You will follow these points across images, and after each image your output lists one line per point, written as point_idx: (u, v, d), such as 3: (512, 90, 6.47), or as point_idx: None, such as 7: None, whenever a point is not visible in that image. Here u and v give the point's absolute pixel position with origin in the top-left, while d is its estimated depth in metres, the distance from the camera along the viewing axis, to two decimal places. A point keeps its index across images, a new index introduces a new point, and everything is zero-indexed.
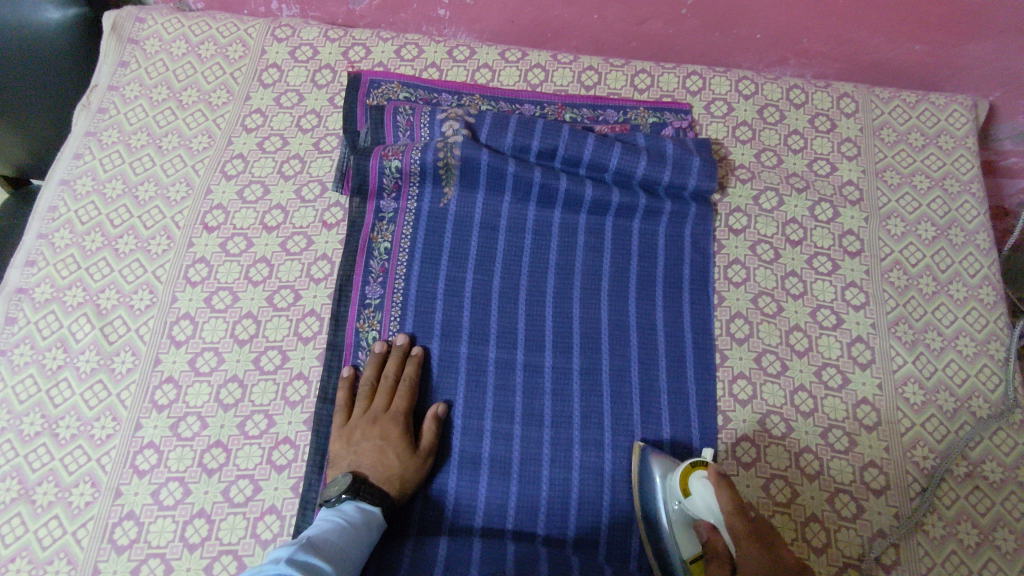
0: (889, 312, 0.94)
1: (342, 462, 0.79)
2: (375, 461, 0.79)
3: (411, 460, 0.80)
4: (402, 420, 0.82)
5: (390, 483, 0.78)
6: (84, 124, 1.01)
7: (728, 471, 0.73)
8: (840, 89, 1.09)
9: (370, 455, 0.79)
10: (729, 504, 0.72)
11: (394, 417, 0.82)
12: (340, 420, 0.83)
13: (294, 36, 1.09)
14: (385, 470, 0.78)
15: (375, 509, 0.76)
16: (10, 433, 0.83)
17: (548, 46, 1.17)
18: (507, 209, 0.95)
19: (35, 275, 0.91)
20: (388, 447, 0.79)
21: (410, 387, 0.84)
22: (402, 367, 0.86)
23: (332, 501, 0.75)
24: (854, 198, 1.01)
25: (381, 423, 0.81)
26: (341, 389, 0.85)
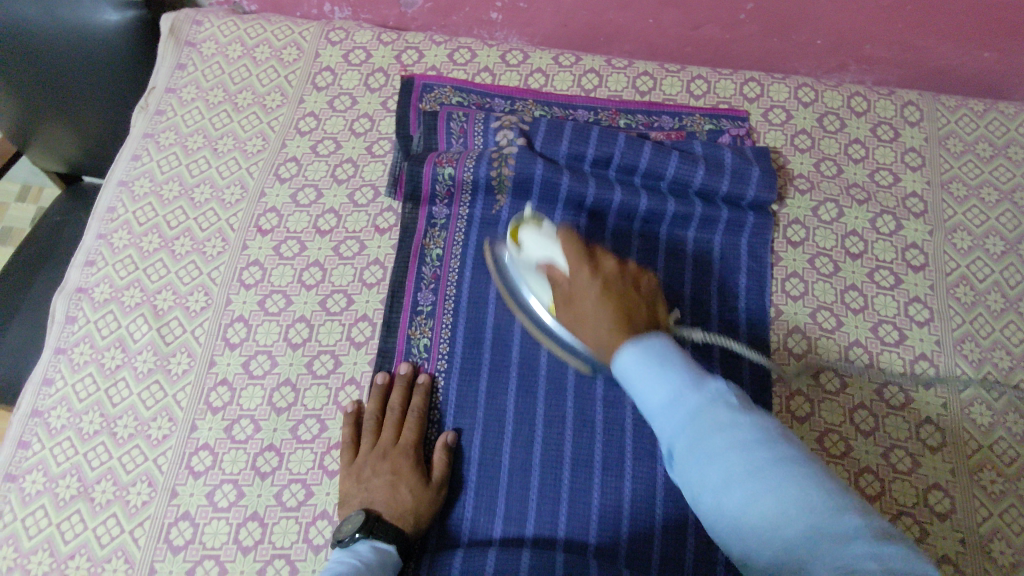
0: (955, 329, 0.91)
1: (353, 499, 0.78)
2: (388, 498, 0.77)
3: (424, 493, 0.78)
4: (411, 453, 0.81)
5: (404, 519, 0.77)
6: (142, 126, 1.03)
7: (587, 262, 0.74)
8: (904, 97, 1.06)
9: (381, 490, 0.78)
10: (596, 291, 0.71)
11: (404, 450, 0.81)
12: (349, 458, 0.81)
13: (348, 39, 1.09)
14: (398, 505, 0.77)
15: (389, 548, 0.74)
16: (70, 431, 0.84)
17: (601, 50, 1.15)
18: (560, 217, 0.94)
19: (94, 274, 0.93)
20: (400, 481, 0.78)
21: (418, 418, 0.83)
22: (408, 398, 0.85)
23: (346, 541, 0.73)
24: (918, 210, 0.98)
25: (391, 456, 0.80)
26: (347, 425, 0.83)
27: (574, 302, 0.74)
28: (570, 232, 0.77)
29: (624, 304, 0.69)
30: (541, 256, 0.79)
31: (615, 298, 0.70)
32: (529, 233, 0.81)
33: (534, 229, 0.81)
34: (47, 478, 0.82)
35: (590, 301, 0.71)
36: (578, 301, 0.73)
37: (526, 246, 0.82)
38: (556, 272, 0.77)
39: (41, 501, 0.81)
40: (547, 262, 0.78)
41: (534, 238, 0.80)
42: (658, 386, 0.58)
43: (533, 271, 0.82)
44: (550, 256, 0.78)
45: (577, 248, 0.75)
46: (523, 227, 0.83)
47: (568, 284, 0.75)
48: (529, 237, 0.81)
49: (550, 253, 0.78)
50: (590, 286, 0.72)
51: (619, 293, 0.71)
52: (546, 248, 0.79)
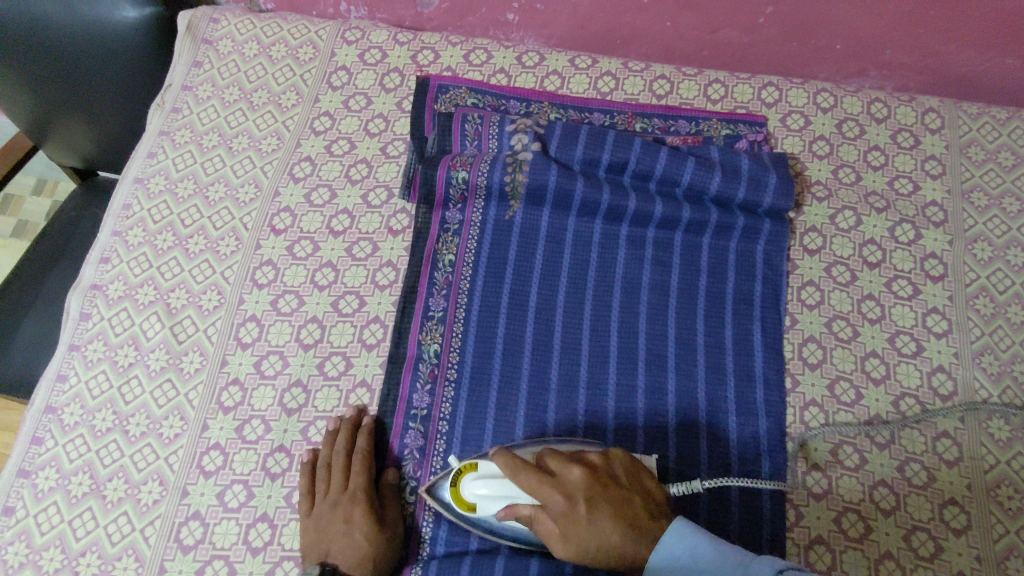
0: (973, 341, 0.89)
1: (310, 551, 0.76)
2: (345, 545, 0.75)
3: (381, 532, 0.76)
4: (362, 498, 0.78)
5: (365, 562, 0.74)
6: (158, 123, 1.03)
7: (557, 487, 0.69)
8: (924, 104, 1.04)
9: (337, 539, 0.76)
10: (581, 506, 0.68)
11: (355, 494, 0.78)
12: (305, 507, 0.79)
13: (364, 38, 1.09)
14: (356, 550, 0.75)
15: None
16: (83, 428, 0.84)
17: (617, 53, 1.14)
18: (574, 221, 0.94)
19: (109, 272, 0.93)
20: (353, 528, 0.76)
21: (365, 458, 0.81)
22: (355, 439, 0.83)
23: None
24: (938, 219, 0.97)
25: (343, 502, 0.78)
26: (301, 475, 0.81)
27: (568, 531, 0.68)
28: (522, 466, 0.71)
29: (619, 521, 0.68)
30: (493, 506, 0.74)
31: (605, 498, 0.69)
32: (483, 473, 0.75)
33: (477, 477, 0.75)
34: (60, 474, 0.82)
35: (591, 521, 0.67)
36: (569, 528, 0.68)
37: (479, 506, 0.75)
38: (530, 519, 0.71)
39: (53, 498, 0.81)
40: (513, 505, 0.72)
41: (491, 483, 0.74)
42: (671, 546, 0.66)
43: (489, 513, 0.75)
44: (511, 496, 0.73)
45: (551, 480, 0.70)
46: (468, 473, 0.76)
47: (543, 511, 0.70)
48: (481, 477, 0.75)
49: (514, 494, 0.72)
50: (580, 522, 0.67)
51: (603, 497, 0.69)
52: (503, 495, 0.73)
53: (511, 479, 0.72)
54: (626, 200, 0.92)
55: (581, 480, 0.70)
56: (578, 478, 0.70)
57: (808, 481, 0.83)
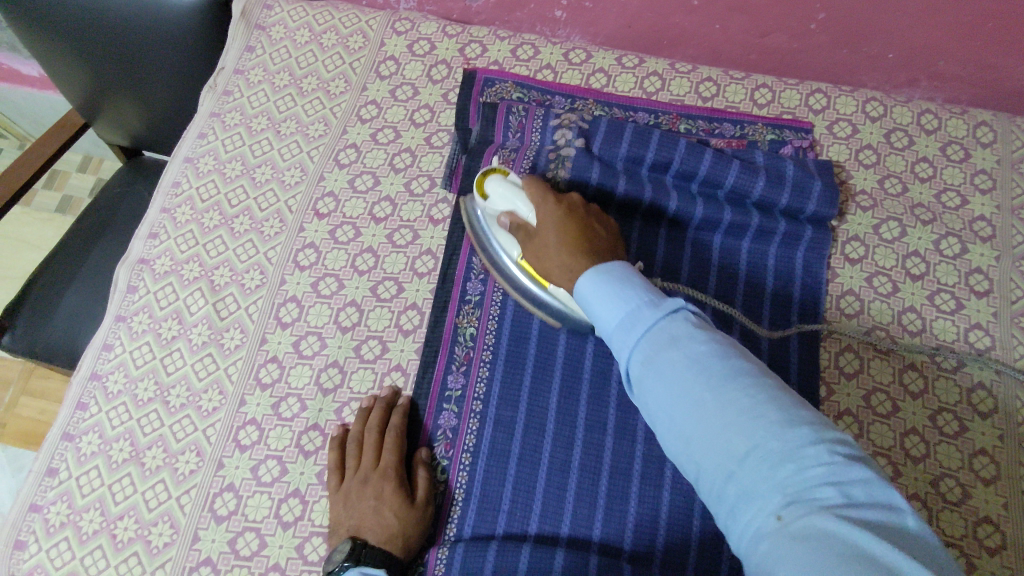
0: (1017, 360, 0.88)
1: (342, 526, 0.77)
2: (374, 522, 0.76)
3: (410, 512, 0.77)
4: (392, 474, 0.79)
5: (393, 540, 0.75)
6: (210, 105, 1.05)
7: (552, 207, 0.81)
8: (977, 117, 1.02)
9: (367, 516, 0.77)
10: (557, 227, 0.80)
11: (385, 471, 0.79)
12: (335, 482, 0.80)
13: (413, 30, 1.10)
14: (385, 527, 0.76)
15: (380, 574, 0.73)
16: (126, 396, 0.87)
17: (663, 53, 1.14)
18: (613, 219, 0.94)
19: (157, 246, 0.95)
20: (383, 505, 0.77)
21: (396, 436, 0.81)
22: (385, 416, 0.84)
23: (335, 570, 0.72)
24: (985, 234, 0.95)
25: (374, 480, 0.79)
26: (331, 450, 0.82)
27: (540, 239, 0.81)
28: (530, 180, 0.85)
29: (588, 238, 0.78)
30: (500, 208, 0.86)
31: (571, 227, 0.79)
32: (495, 183, 0.86)
33: (499, 179, 0.86)
34: (102, 440, 0.85)
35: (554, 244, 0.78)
36: (547, 248, 0.80)
37: (490, 194, 0.86)
38: (524, 224, 0.84)
39: (95, 462, 0.83)
40: (511, 216, 0.85)
41: (499, 189, 0.85)
42: (614, 308, 0.65)
43: (500, 225, 0.87)
44: (513, 209, 0.84)
45: (542, 193, 0.83)
46: (487, 180, 0.87)
47: (534, 227, 0.83)
48: (494, 189, 0.86)
49: (514, 203, 0.84)
50: (551, 220, 0.80)
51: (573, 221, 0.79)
52: (510, 199, 0.85)
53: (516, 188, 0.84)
54: (671, 198, 0.92)
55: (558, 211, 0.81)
56: (552, 211, 0.81)
57: None
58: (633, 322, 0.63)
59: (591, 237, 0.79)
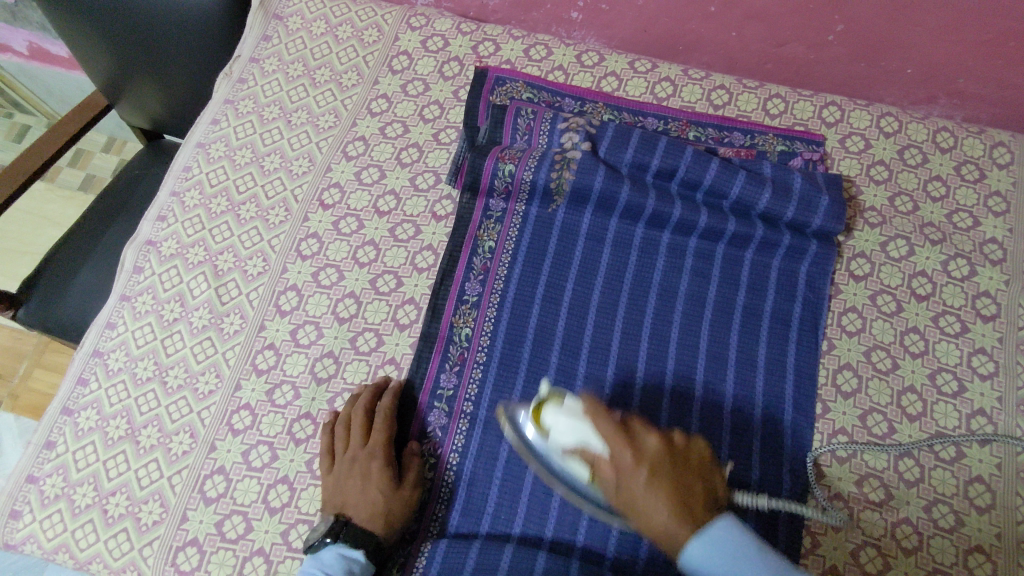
0: (1021, 387, 0.86)
1: (329, 501, 0.79)
2: (358, 501, 0.77)
3: (395, 494, 0.78)
4: (380, 454, 0.80)
5: (375, 522, 0.76)
6: (224, 92, 1.07)
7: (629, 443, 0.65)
8: (994, 138, 1.00)
9: (353, 494, 0.78)
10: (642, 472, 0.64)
11: (373, 452, 0.80)
12: (325, 459, 0.81)
13: (428, 26, 1.11)
14: (369, 508, 0.76)
15: (357, 554, 0.74)
16: (125, 375, 0.88)
17: (678, 59, 1.14)
18: (615, 224, 0.94)
19: (164, 229, 0.97)
20: (367, 484, 0.78)
21: (386, 418, 0.82)
22: (377, 398, 0.85)
23: (315, 545, 0.74)
24: (996, 257, 0.93)
25: (362, 459, 0.80)
26: (323, 428, 0.83)
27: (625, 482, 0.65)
28: (602, 416, 0.68)
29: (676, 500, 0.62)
30: (559, 440, 0.71)
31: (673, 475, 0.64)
32: (552, 414, 0.72)
33: (557, 407, 0.72)
34: (100, 416, 0.86)
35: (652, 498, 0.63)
36: (640, 505, 0.63)
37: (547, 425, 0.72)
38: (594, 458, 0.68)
39: (91, 437, 0.85)
40: (581, 447, 0.69)
41: (567, 421, 0.70)
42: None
43: (562, 454, 0.72)
44: (581, 438, 0.69)
45: (612, 421, 0.67)
46: (544, 408, 0.73)
47: (608, 468, 0.67)
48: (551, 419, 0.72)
49: (583, 438, 0.69)
50: (630, 469, 0.64)
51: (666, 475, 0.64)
52: (576, 434, 0.69)
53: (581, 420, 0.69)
54: (674, 207, 0.92)
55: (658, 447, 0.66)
56: (654, 452, 0.65)
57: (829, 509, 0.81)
58: (737, 559, 0.59)
59: (682, 485, 0.64)
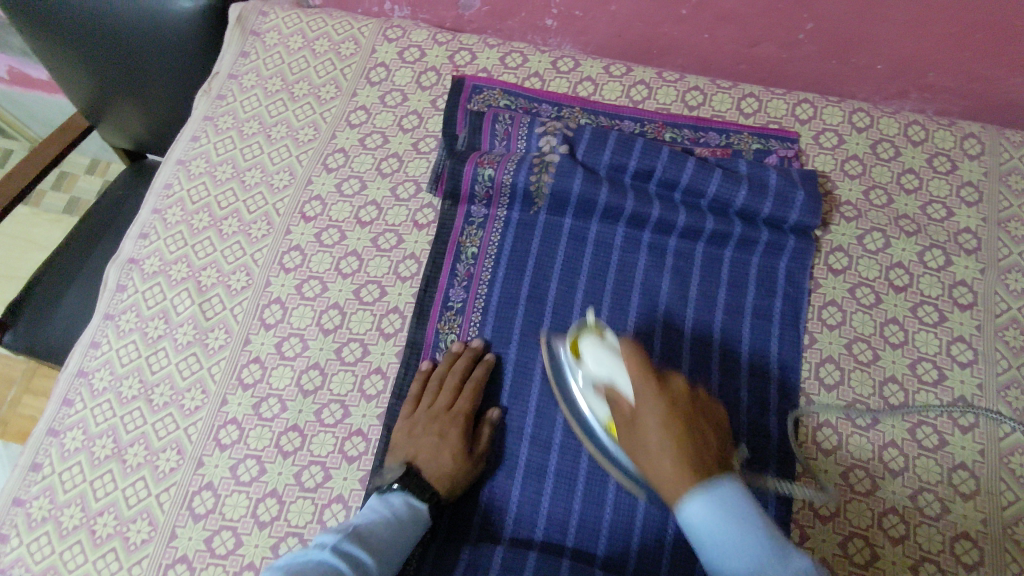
0: (1000, 374, 0.87)
1: (401, 451, 0.83)
2: (430, 458, 0.81)
3: (466, 460, 0.81)
4: (461, 421, 0.83)
5: (441, 482, 0.79)
6: (203, 109, 1.07)
7: (654, 384, 0.67)
8: (965, 129, 1.02)
9: (426, 449, 0.82)
10: (660, 410, 0.65)
11: (455, 418, 0.83)
12: (408, 410, 0.85)
13: (404, 37, 1.12)
14: (439, 468, 0.80)
15: (421, 505, 0.78)
16: (110, 394, 0.88)
17: (653, 63, 1.15)
18: (596, 225, 0.94)
19: (146, 247, 0.97)
20: (444, 445, 0.81)
21: (475, 387, 0.85)
22: (471, 366, 0.87)
23: (384, 487, 0.79)
24: (971, 246, 0.94)
25: (442, 420, 0.83)
26: (415, 380, 0.87)
27: (638, 434, 0.66)
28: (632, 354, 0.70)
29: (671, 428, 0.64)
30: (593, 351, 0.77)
31: (681, 424, 0.64)
32: (589, 345, 0.75)
33: (596, 341, 0.75)
34: (86, 436, 0.86)
35: (652, 430, 0.65)
36: (642, 423, 0.66)
37: (584, 355, 0.76)
38: (622, 402, 0.70)
39: (77, 458, 0.85)
40: (607, 387, 0.73)
41: (593, 351, 0.74)
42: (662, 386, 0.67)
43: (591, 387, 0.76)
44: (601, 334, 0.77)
45: (640, 365, 0.68)
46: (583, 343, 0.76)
47: (632, 412, 0.68)
48: (589, 352, 0.75)
49: (613, 374, 0.71)
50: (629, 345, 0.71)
51: (682, 424, 0.64)
52: (608, 368, 0.72)
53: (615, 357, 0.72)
54: (653, 206, 0.93)
55: (666, 398, 0.66)
56: (659, 401, 0.66)
57: (817, 502, 0.81)
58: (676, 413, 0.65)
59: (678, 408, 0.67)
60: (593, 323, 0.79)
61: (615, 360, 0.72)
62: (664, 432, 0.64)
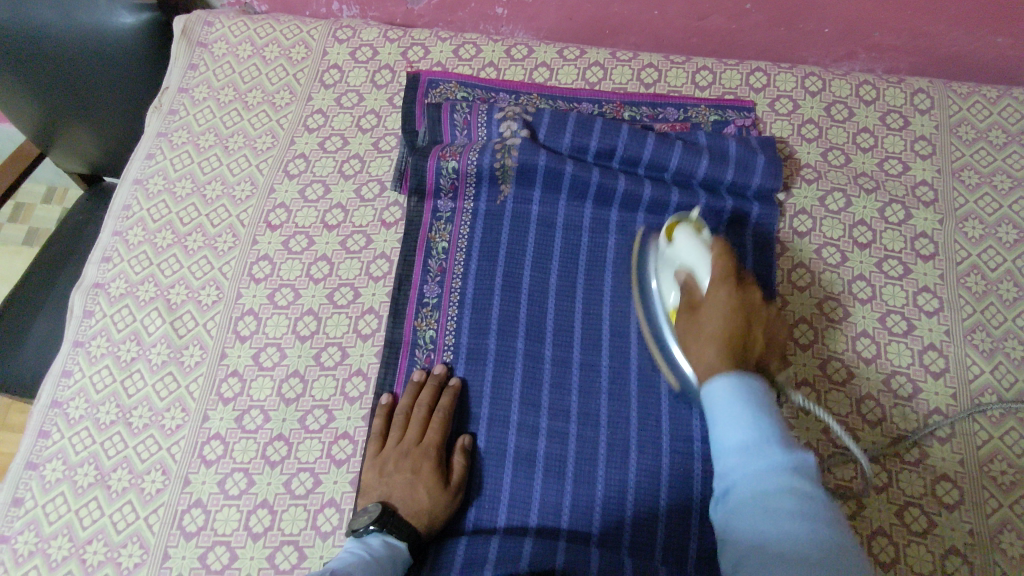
0: (965, 319, 0.90)
1: (373, 491, 0.80)
2: (405, 495, 0.79)
3: (441, 495, 0.79)
4: (432, 453, 0.81)
5: (419, 518, 0.78)
6: (156, 125, 1.05)
7: (732, 284, 0.73)
8: (914, 85, 1.04)
9: (400, 486, 0.80)
10: (727, 304, 0.72)
11: (426, 450, 0.81)
12: (375, 449, 0.83)
13: (355, 37, 1.11)
14: (415, 504, 0.78)
15: (400, 545, 0.76)
16: (88, 421, 0.87)
17: (606, 43, 1.16)
18: (564, 208, 0.95)
19: (111, 270, 0.95)
20: (418, 482, 0.79)
21: (444, 417, 0.83)
22: (436, 396, 0.86)
23: (359, 531, 0.75)
24: (928, 198, 0.97)
25: (413, 456, 0.81)
26: (378, 417, 0.85)
27: (699, 315, 0.73)
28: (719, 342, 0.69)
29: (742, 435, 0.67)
30: (680, 261, 0.80)
31: (741, 314, 0.71)
32: (686, 235, 0.81)
33: (691, 233, 0.81)
34: (66, 466, 0.85)
35: (714, 320, 0.71)
36: (702, 308, 0.74)
37: (676, 242, 0.82)
38: (696, 290, 0.77)
39: (60, 489, 0.83)
40: (688, 274, 0.78)
41: (686, 241, 0.80)
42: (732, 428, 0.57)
43: (670, 271, 0.81)
44: (692, 266, 0.78)
45: (724, 263, 0.76)
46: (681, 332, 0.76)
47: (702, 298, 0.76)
48: (681, 237, 0.81)
49: (697, 264, 0.78)
50: (723, 303, 0.72)
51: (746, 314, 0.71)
52: (693, 258, 0.79)
53: (704, 250, 0.78)
54: (618, 180, 0.93)
55: (737, 296, 0.72)
56: (728, 295, 0.73)
57: None
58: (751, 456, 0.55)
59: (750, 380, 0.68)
60: (694, 221, 0.85)
61: (701, 256, 0.78)
62: (724, 317, 0.71)
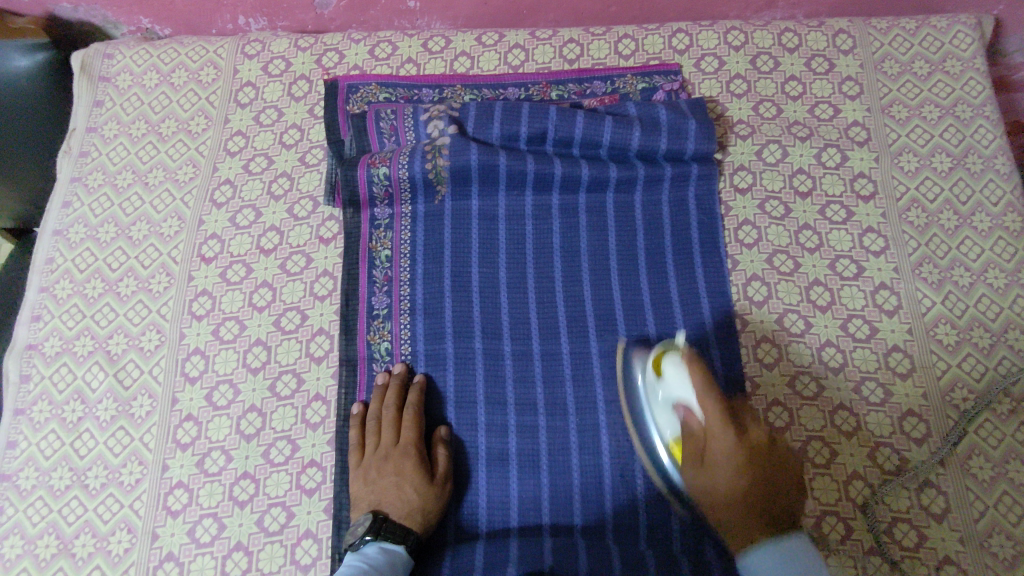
0: (912, 254, 0.90)
1: (364, 501, 0.78)
2: (394, 498, 0.77)
3: (429, 489, 0.78)
4: (412, 451, 0.79)
5: (413, 518, 0.76)
6: (69, 170, 1.00)
7: (733, 428, 0.69)
8: (834, 26, 1.04)
9: (388, 491, 0.78)
10: (735, 459, 0.68)
11: (405, 449, 0.80)
12: (356, 459, 0.81)
13: (265, 50, 1.06)
14: (406, 505, 0.77)
15: (399, 548, 0.74)
16: (41, 490, 0.83)
17: (526, 23, 1.13)
18: (504, 199, 0.93)
19: (42, 329, 0.91)
20: (403, 482, 0.78)
21: (415, 413, 0.82)
22: (403, 395, 0.84)
23: (355, 543, 0.74)
24: (862, 138, 0.97)
25: (394, 458, 0.80)
26: (353, 428, 0.83)
27: (707, 465, 0.70)
28: (698, 366, 0.71)
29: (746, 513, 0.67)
30: None
31: (753, 475, 0.68)
32: (675, 365, 0.73)
33: (679, 361, 0.73)
34: (26, 540, 0.81)
35: (723, 484, 0.68)
36: (712, 461, 0.70)
37: (665, 372, 0.74)
38: (692, 423, 0.71)
39: (22, 564, 0.80)
40: (683, 408, 0.72)
41: (677, 376, 0.72)
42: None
43: (665, 403, 0.75)
44: (686, 400, 0.72)
45: (717, 393, 0.69)
46: (666, 356, 0.74)
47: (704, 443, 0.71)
48: (670, 368, 0.73)
49: (688, 397, 0.71)
50: (732, 458, 0.68)
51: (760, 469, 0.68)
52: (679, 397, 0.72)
53: (691, 385, 0.71)
54: (555, 164, 0.91)
55: (745, 450, 0.68)
56: (735, 442, 0.68)
57: (770, 417, 0.83)
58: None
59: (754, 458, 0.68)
60: (681, 342, 0.76)
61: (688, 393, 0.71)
62: (733, 491, 0.68)
